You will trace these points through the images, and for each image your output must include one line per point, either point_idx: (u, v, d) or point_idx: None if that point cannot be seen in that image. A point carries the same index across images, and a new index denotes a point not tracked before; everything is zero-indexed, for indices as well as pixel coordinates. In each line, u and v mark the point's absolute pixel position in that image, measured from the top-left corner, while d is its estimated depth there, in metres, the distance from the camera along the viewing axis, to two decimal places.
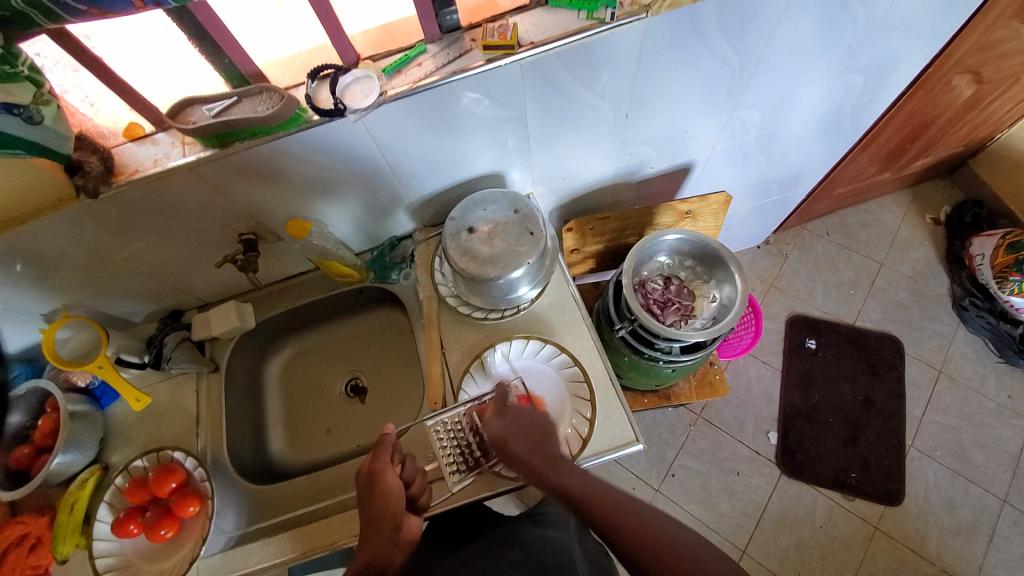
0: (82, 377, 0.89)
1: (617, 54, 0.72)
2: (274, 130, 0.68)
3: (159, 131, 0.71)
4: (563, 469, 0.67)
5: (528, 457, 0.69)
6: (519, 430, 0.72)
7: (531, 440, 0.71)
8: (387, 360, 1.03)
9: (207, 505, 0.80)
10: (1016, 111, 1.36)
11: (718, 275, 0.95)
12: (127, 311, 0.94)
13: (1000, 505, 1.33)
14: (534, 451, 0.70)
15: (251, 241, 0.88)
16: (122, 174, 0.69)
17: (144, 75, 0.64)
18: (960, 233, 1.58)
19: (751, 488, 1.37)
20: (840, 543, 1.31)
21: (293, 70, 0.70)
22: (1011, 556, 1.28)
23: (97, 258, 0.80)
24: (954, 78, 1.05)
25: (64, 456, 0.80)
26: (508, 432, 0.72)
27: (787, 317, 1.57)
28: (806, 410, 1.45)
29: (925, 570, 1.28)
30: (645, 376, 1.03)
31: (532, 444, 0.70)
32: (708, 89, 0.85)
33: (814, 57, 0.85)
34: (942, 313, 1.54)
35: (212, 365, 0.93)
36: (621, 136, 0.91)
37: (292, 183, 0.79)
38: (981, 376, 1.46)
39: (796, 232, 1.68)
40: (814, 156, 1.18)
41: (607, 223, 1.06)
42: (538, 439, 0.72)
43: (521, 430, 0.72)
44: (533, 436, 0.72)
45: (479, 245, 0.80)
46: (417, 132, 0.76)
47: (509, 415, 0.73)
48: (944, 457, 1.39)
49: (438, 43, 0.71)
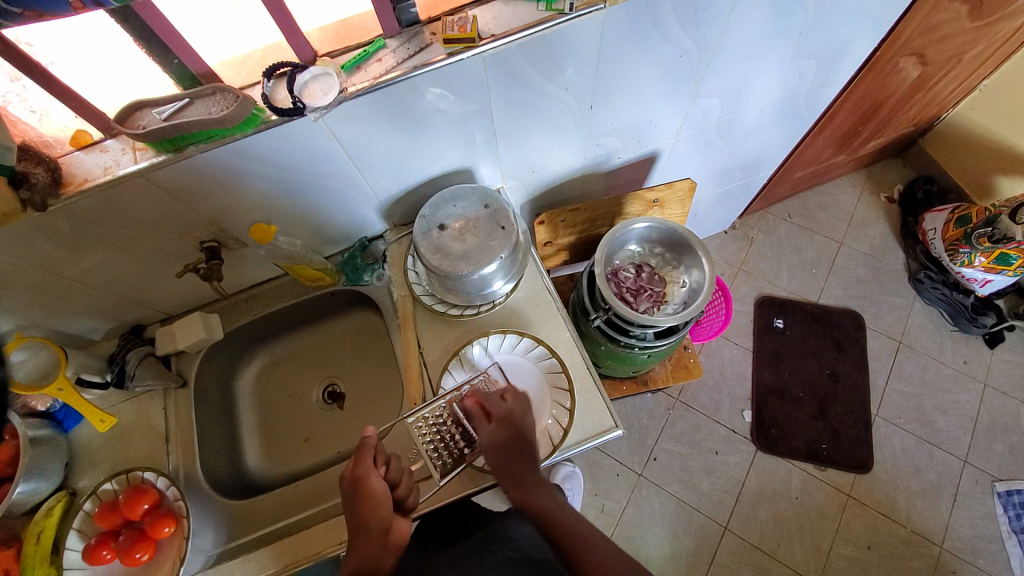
0: (41, 401, 0.84)
1: (577, 46, 0.73)
2: (230, 131, 0.66)
3: (108, 138, 0.68)
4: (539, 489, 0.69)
5: (514, 471, 0.69)
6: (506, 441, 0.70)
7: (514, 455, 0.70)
8: (364, 363, 1.01)
9: (183, 524, 0.78)
10: (958, 91, 1.43)
11: (687, 261, 0.97)
12: (85, 329, 0.90)
13: (961, 465, 1.40)
14: (521, 467, 0.69)
15: (213, 249, 0.85)
16: (72, 185, 0.66)
17: (88, 80, 0.61)
18: (912, 210, 1.65)
19: (730, 466, 1.41)
20: (816, 513, 1.36)
21: (247, 69, 0.68)
22: (973, 512, 1.35)
23: (48, 275, 0.76)
24: (900, 61, 1.10)
25: (26, 485, 0.76)
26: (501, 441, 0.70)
27: (756, 299, 1.61)
28: (778, 387, 1.49)
29: (896, 531, 1.34)
30: (622, 363, 1.04)
31: (521, 455, 0.70)
32: (668, 79, 0.87)
33: (768, 44, 0.87)
34: (900, 287, 1.61)
35: (180, 380, 0.90)
36: (586, 127, 0.91)
37: (252, 187, 0.77)
38: (938, 344, 1.54)
39: (761, 216, 1.73)
40: (773, 140, 1.22)
41: (578, 215, 1.06)
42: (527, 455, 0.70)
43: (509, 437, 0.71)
44: (523, 451, 0.70)
45: (451, 241, 0.80)
46: (382, 130, 0.75)
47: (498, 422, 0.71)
48: (909, 423, 1.45)
49: (397, 38, 0.70)
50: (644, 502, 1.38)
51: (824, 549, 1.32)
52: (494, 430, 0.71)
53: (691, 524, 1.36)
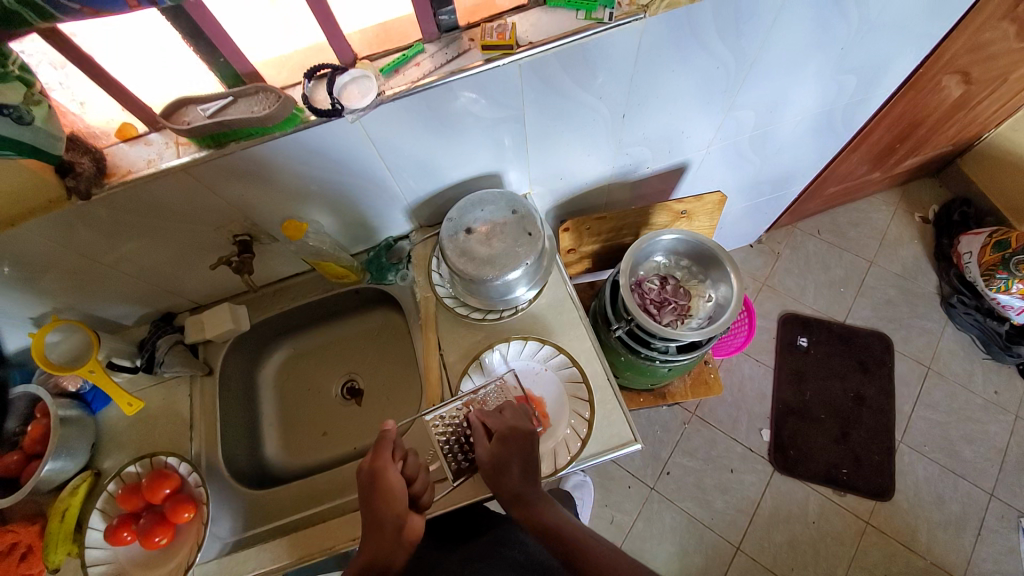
0: (72, 382, 0.87)
1: (614, 55, 0.72)
2: (270, 130, 0.67)
3: (152, 131, 0.70)
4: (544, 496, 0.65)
5: (519, 473, 0.67)
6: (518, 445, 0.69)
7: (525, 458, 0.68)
8: (383, 362, 1.02)
9: (203, 511, 0.79)
10: (1002, 111, 1.39)
11: (714, 275, 0.96)
12: (118, 314, 0.93)
13: (987, 498, 1.36)
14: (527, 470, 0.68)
15: (246, 242, 0.87)
16: (114, 176, 0.68)
17: (138, 75, 0.62)
18: (947, 232, 1.60)
19: (745, 485, 1.39)
20: (833, 538, 1.33)
21: (289, 68, 0.69)
22: (998, 548, 1.30)
23: (86, 260, 0.79)
24: (944, 78, 1.07)
25: (54, 463, 0.79)
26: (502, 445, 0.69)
27: (780, 315, 1.58)
28: (799, 407, 1.47)
29: (915, 563, 1.30)
30: (641, 375, 1.03)
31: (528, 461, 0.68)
32: (704, 89, 0.86)
33: (808, 58, 0.86)
34: (931, 311, 1.57)
35: (206, 368, 0.92)
36: (618, 136, 0.91)
37: (285, 184, 0.78)
38: (969, 372, 1.49)
39: (788, 231, 1.70)
40: (806, 156, 1.19)
41: (603, 223, 1.06)
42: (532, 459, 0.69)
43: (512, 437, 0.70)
44: (526, 453, 0.69)
45: (477, 245, 0.80)
46: (414, 132, 0.76)
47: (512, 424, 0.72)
48: (933, 452, 1.41)
49: (436, 43, 0.70)
50: (655, 516, 1.37)
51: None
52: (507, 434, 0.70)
53: (702, 541, 1.34)
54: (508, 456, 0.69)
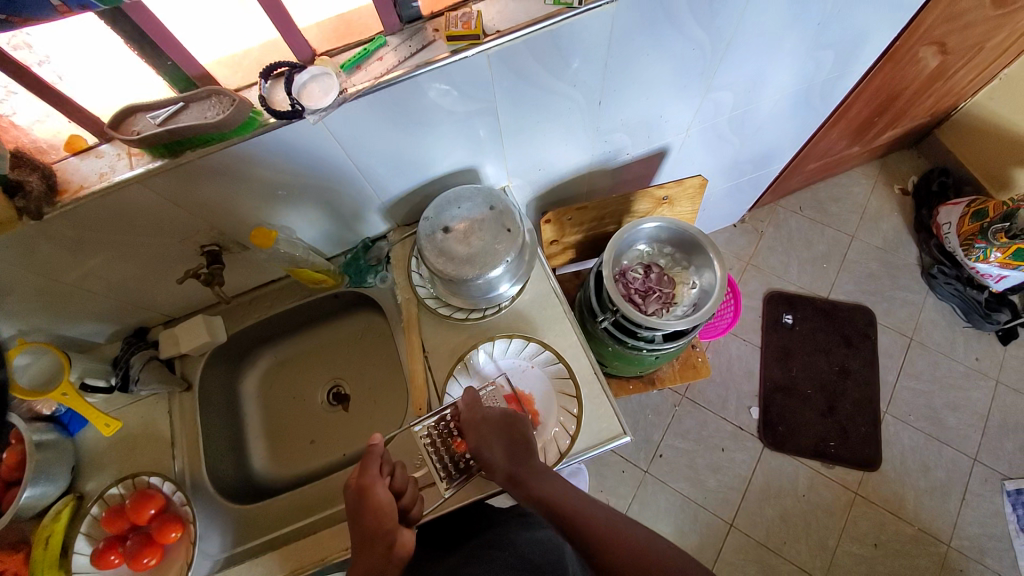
0: (47, 406, 0.84)
1: (586, 40, 0.70)
2: (227, 136, 0.64)
3: (103, 142, 0.66)
4: (544, 479, 0.67)
5: (512, 468, 0.67)
6: (502, 445, 0.69)
7: (516, 454, 0.69)
8: (368, 365, 1.00)
9: (190, 529, 0.77)
10: (978, 80, 1.39)
11: (698, 261, 0.95)
12: (88, 333, 0.89)
13: (971, 463, 1.39)
14: (520, 463, 0.68)
15: (214, 252, 0.84)
16: (67, 193, 0.65)
17: (86, 83, 0.59)
18: (927, 203, 1.61)
19: (736, 463, 1.40)
20: (823, 510, 1.35)
21: (244, 68, 0.65)
22: (982, 511, 1.34)
23: (47, 281, 0.75)
24: (920, 50, 1.06)
25: (33, 489, 0.76)
26: (494, 445, 0.69)
27: (765, 294, 1.59)
28: (786, 383, 1.48)
29: (904, 530, 1.33)
30: (629, 364, 1.03)
31: (515, 449, 0.69)
32: (680, 74, 0.84)
33: (783, 36, 0.84)
34: (912, 282, 1.58)
35: (184, 384, 0.90)
36: (595, 124, 0.89)
37: (253, 188, 0.75)
38: (950, 341, 1.51)
39: (770, 209, 1.70)
40: (785, 134, 1.18)
41: (585, 213, 1.04)
42: (521, 446, 0.70)
43: (503, 438, 0.70)
44: (519, 447, 0.69)
45: (456, 244, 0.77)
46: (383, 130, 0.73)
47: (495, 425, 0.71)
48: (918, 421, 1.44)
49: (399, 35, 0.68)
50: (650, 498, 1.38)
51: (830, 546, 1.32)
52: (489, 438, 0.70)
53: (697, 520, 1.35)
54: (502, 451, 0.69)
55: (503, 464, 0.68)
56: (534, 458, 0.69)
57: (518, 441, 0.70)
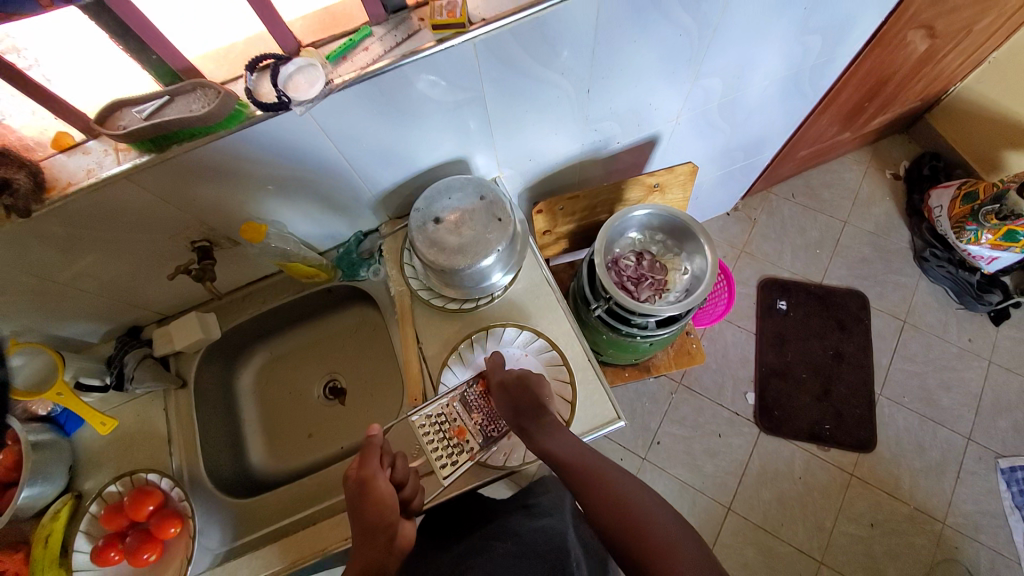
0: (43, 405, 0.84)
1: (573, 28, 0.70)
2: (213, 129, 0.64)
3: (89, 138, 0.66)
4: (555, 435, 0.68)
5: (528, 419, 0.70)
6: (515, 399, 0.72)
7: (530, 412, 0.71)
8: (364, 358, 1.01)
9: (189, 524, 0.78)
10: (967, 63, 1.40)
11: (689, 247, 0.95)
12: (81, 332, 0.89)
13: (965, 442, 1.40)
14: (530, 419, 0.70)
15: (205, 248, 0.84)
16: (55, 189, 0.65)
17: (71, 79, 0.59)
18: (918, 187, 1.62)
19: (733, 448, 1.41)
20: (819, 492, 1.37)
21: (230, 63, 0.65)
22: (976, 489, 1.36)
23: (40, 279, 0.75)
24: (908, 34, 1.06)
25: (31, 489, 0.76)
26: (508, 401, 0.72)
27: (759, 281, 1.59)
28: (781, 368, 1.49)
29: (899, 510, 1.34)
30: (624, 352, 1.03)
31: (527, 407, 0.71)
32: (668, 61, 0.84)
33: (771, 22, 0.84)
34: (905, 266, 1.59)
35: (179, 381, 0.90)
36: (584, 113, 0.89)
37: (243, 182, 0.75)
38: (943, 323, 1.52)
39: (763, 196, 1.70)
40: (775, 120, 1.19)
41: (577, 202, 1.04)
42: (531, 403, 0.71)
43: (515, 397, 0.72)
44: (530, 403, 0.71)
45: (447, 234, 0.78)
46: (372, 122, 0.73)
47: (508, 389, 0.73)
48: (912, 402, 1.45)
49: (384, 25, 0.68)
50: (649, 485, 1.39)
51: (827, 528, 1.33)
52: (504, 397, 0.72)
53: (695, 505, 1.36)
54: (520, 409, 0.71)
55: (520, 421, 0.70)
56: (546, 412, 0.71)
57: (527, 400, 0.72)
